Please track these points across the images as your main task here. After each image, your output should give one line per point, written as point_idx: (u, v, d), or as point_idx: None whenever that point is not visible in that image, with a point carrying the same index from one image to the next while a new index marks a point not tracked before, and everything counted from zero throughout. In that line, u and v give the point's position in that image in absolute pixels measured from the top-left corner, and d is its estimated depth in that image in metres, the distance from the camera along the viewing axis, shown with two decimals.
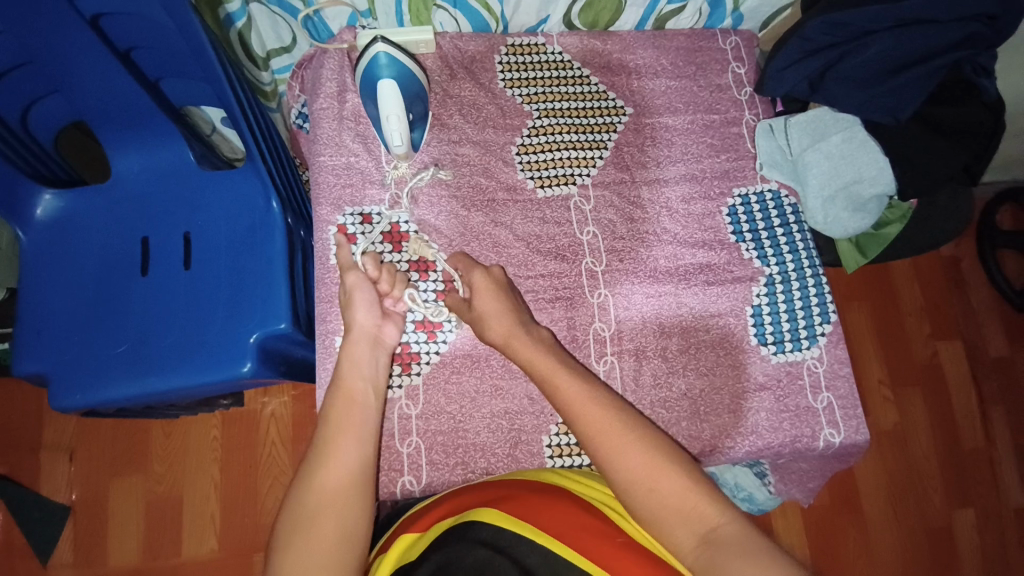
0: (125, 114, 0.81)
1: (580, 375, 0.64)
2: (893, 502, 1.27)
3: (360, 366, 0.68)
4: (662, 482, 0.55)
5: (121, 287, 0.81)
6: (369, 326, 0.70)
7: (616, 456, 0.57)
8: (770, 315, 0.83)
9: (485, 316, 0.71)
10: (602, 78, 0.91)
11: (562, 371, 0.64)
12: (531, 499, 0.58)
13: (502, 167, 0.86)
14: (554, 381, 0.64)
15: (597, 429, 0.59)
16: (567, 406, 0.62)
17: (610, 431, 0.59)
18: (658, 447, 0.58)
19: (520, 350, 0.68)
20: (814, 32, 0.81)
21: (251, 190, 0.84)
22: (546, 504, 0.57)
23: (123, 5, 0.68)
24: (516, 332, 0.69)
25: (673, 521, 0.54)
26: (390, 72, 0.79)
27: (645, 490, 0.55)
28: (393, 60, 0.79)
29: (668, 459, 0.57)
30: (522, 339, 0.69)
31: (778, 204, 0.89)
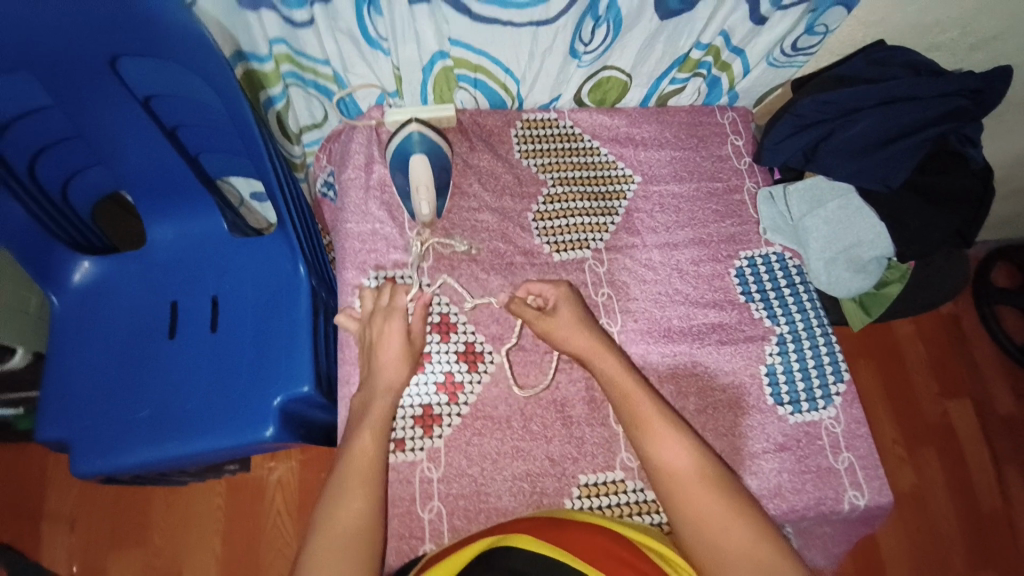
0: (163, 185, 0.85)
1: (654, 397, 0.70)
2: (917, 569, 1.23)
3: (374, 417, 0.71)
4: (730, 523, 0.60)
5: (147, 351, 0.82)
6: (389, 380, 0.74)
7: (683, 491, 0.63)
8: (784, 374, 0.85)
9: (563, 327, 0.76)
10: (611, 149, 0.97)
11: (645, 398, 0.70)
12: (560, 527, 0.58)
13: (519, 233, 0.90)
14: (631, 403, 0.70)
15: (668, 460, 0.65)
16: (642, 424, 0.68)
17: (680, 464, 0.65)
18: (730, 493, 0.63)
19: (599, 359, 0.74)
20: (806, 110, 0.90)
21: (279, 254, 0.87)
22: (575, 531, 0.58)
23: (175, 89, 0.74)
24: (598, 341, 0.75)
25: (736, 560, 0.58)
26: (421, 148, 0.86)
27: (715, 529, 0.60)
28: (425, 138, 0.86)
29: (732, 499, 0.62)
30: (602, 349, 0.74)
31: (783, 266, 0.93)
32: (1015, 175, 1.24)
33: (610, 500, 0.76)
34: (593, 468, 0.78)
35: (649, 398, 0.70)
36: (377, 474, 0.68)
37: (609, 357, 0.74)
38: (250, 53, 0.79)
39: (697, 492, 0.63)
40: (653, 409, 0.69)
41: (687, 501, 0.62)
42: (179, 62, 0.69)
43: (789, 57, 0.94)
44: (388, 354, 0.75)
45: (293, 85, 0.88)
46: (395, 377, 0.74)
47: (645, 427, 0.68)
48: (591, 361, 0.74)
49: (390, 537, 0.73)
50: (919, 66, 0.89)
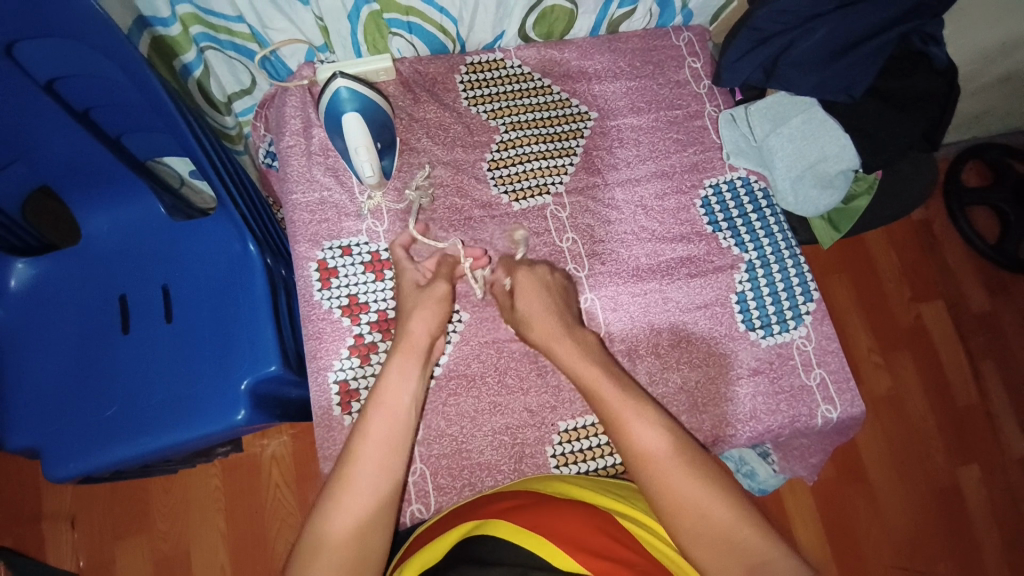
0: (89, 175, 0.80)
1: (619, 384, 0.66)
2: (898, 468, 1.28)
3: (392, 403, 0.66)
4: (710, 509, 0.57)
5: (104, 349, 0.80)
6: (418, 337, 0.71)
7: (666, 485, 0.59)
8: (754, 300, 0.84)
9: (525, 317, 0.73)
10: (563, 86, 0.92)
11: (608, 386, 0.66)
12: (539, 509, 0.58)
13: (475, 184, 0.86)
14: (602, 398, 0.65)
15: (648, 455, 0.61)
16: (606, 412, 0.65)
17: (651, 454, 0.61)
18: (708, 479, 0.59)
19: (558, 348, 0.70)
20: (761, 22, 0.85)
21: (227, 235, 0.83)
22: (556, 512, 0.58)
23: (77, 67, 0.67)
24: (556, 329, 0.71)
25: (716, 546, 0.56)
26: (353, 106, 0.80)
27: (696, 516, 0.57)
28: (355, 93, 0.80)
29: (716, 484, 0.59)
30: (561, 336, 0.71)
31: (748, 190, 0.91)
32: (982, 70, 1.20)
33: (590, 442, 0.77)
34: (572, 413, 0.78)
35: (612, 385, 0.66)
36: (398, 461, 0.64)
37: (571, 351, 0.69)
38: (153, 17, 0.73)
39: (675, 480, 0.59)
40: (626, 401, 0.64)
41: (663, 489, 0.59)
42: (73, 35, 0.62)
43: None
44: (411, 333, 0.71)
45: (210, 48, 0.81)
46: (407, 366, 0.69)
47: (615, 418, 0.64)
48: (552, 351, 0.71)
49: None
50: None
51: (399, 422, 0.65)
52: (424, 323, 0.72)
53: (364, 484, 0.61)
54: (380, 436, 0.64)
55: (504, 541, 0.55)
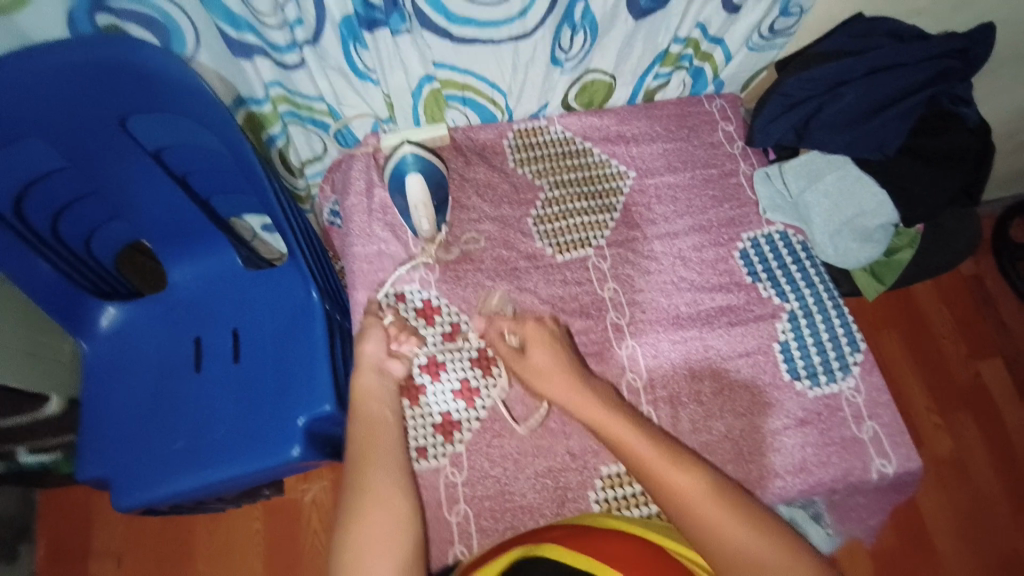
0: (180, 229, 0.90)
1: (653, 436, 0.69)
2: (971, 542, 1.17)
3: (375, 411, 0.74)
4: (766, 557, 0.59)
5: (177, 386, 0.87)
6: (375, 357, 0.78)
7: (714, 530, 0.61)
8: (798, 350, 0.83)
9: (540, 371, 0.76)
10: (602, 148, 1.00)
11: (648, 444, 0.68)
12: (586, 534, 0.59)
13: (520, 237, 0.92)
14: (637, 457, 0.67)
15: (693, 504, 0.63)
16: (643, 464, 0.67)
17: (697, 504, 0.63)
18: (756, 521, 0.62)
19: (589, 412, 0.72)
20: (791, 88, 0.92)
21: (293, 283, 0.91)
22: (602, 536, 0.59)
23: (180, 138, 0.80)
24: (582, 391, 0.73)
25: None
26: (416, 168, 0.89)
27: (753, 565, 0.58)
28: (419, 158, 0.89)
29: (767, 535, 0.60)
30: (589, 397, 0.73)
31: (787, 243, 0.92)
32: (1021, 129, 1.22)
33: (632, 490, 0.77)
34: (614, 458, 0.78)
35: (642, 433, 0.69)
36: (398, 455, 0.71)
37: (601, 409, 0.72)
38: (249, 97, 0.85)
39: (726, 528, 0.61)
40: (660, 452, 0.67)
41: (716, 539, 0.60)
42: (181, 112, 0.74)
43: (769, 39, 0.95)
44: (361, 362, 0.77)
45: (292, 123, 0.92)
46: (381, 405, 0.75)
47: (656, 475, 0.65)
48: (582, 415, 0.72)
49: None
50: (900, 34, 0.91)
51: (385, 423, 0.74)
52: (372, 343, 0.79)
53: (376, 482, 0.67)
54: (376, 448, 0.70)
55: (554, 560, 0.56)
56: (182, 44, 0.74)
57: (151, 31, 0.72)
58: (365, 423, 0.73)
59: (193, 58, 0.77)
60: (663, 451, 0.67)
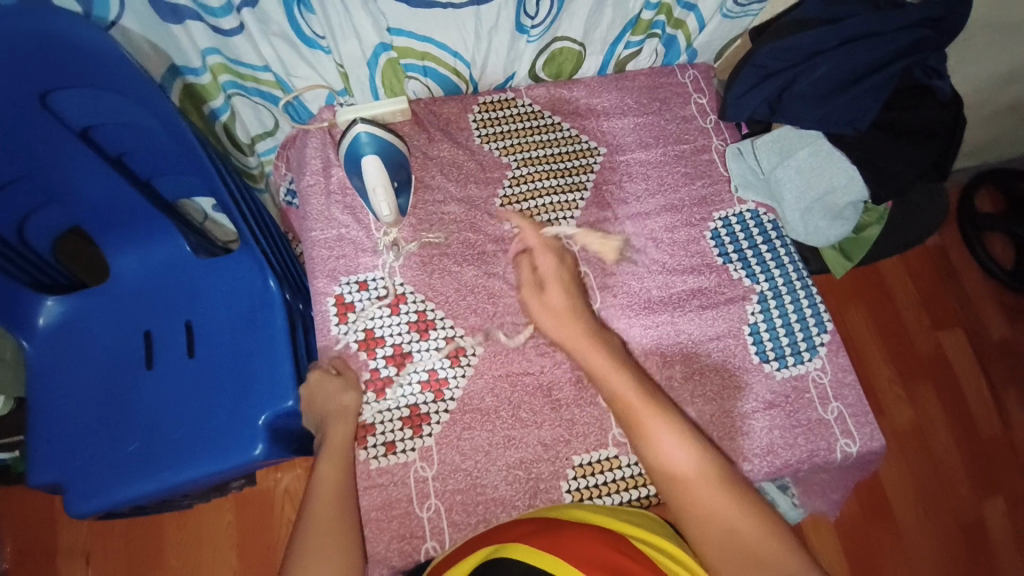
0: (118, 215, 0.83)
1: (647, 389, 0.69)
2: (924, 504, 1.25)
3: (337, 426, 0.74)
4: (738, 523, 0.59)
5: (128, 384, 0.82)
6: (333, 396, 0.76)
7: (689, 495, 0.61)
8: (767, 332, 0.84)
9: (555, 309, 0.77)
10: (572, 123, 0.95)
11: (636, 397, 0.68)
12: (552, 532, 0.58)
13: (487, 220, 0.88)
14: (625, 405, 0.68)
15: (671, 467, 0.63)
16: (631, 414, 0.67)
17: (675, 461, 0.63)
18: (735, 489, 0.61)
19: (586, 354, 0.73)
20: (765, 58, 0.89)
21: (248, 271, 0.86)
22: (568, 535, 0.58)
23: (111, 117, 0.71)
24: (584, 334, 0.74)
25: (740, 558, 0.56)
26: (373, 149, 0.84)
27: (724, 530, 0.58)
28: (375, 137, 0.84)
29: (745, 502, 0.60)
30: (589, 339, 0.73)
31: (758, 222, 0.91)
32: (987, 98, 1.22)
33: (605, 477, 0.77)
34: (586, 447, 0.78)
35: (634, 385, 0.69)
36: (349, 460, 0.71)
37: (606, 358, 0.72)
38: (184, 67, 0.77)
39: (702, 492, 0.61)
40: (654, 414, 0.66)
41: (691, 505, 0.61)
42: (108, 88, 0.66)
43: (743, 6, 0.90)
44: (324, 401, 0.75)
45: (236, 95, 0.84)
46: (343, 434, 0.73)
47: (642, 426, 0.66)
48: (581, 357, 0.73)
49: (391, 540, 0.73)
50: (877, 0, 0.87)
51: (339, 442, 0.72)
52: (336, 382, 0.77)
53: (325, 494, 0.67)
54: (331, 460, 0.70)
55: (518, 563, 0.55)
56: (104, 7, 0.66)
57: None
58: (329, 442, 0.72)
59: (118, 23, 0.68)
60: (659, 411, 0.66)
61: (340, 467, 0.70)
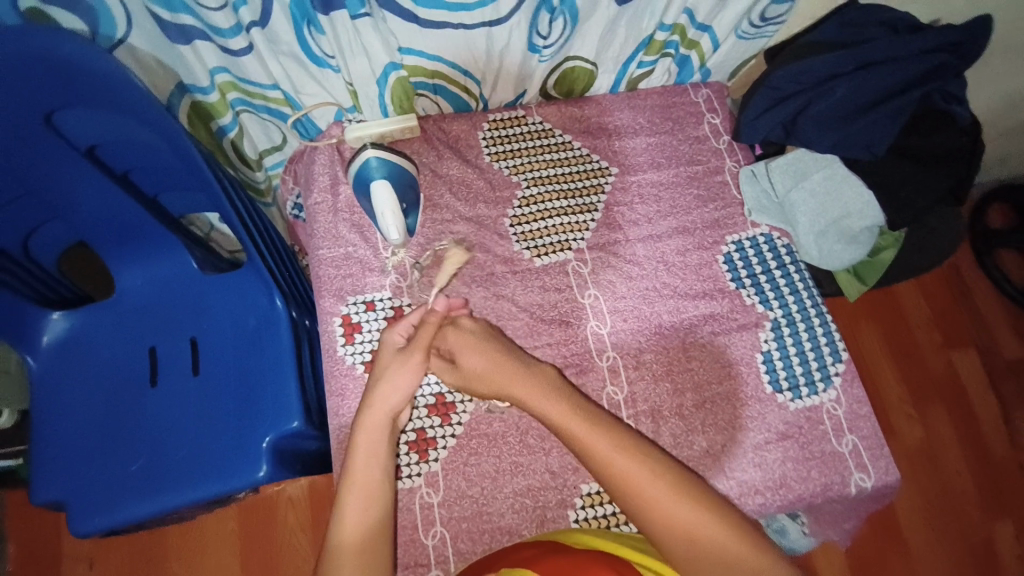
0: (122, 232, 0.81)
1: (577, 404, 0.67)
2: (935, 527, 1.22)
3: (376, 427, 0.67)
4: (694, 522, 0.58)
5: (131, 403, 0.81)
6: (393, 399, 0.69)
7: (642, 501, 0.59)
8: (781, 360, 0.82)
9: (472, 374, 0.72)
10: (584, 142, 0.94)
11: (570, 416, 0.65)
12: (559, 556, 0.55)
13: (497, 240, 0.87)
14: (561, 424, 0.65)
15: (623, 477, 0.61)
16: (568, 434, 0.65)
17: (622, 470, 0.61)
18: (682, 485, 0.60)
19: (509, 378, 0.70)
20: (780, 81, 0.87)
21: (253, 289, 0.85)
22: (575, 560, 0.55)
23: (117, 136, 0.70)
24: (503, 359, 0.71)
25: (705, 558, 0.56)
26: (382, 173, 0.82)
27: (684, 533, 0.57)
28: (384, 162, 0.82)
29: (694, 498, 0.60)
30: (508, 364, 0.71)
31: (771, 246, 0.89)
32: (1003, 118, 1.20)
33: (614, 508, 0.75)
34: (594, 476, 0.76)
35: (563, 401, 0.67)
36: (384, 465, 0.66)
37: (532, 382, 0.69)
38: (192, 86, 0.76)
39: (656, 497, 0.59)
40: (583, 422, 0.64)
41: (648, 511, 0.59)
42: (113, 107, 0.65)
43: (758, 27, 0.88)
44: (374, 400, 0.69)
45: (245, 112, 0.83)
46: (378, 439, 0.67)
47: (581, 444, 0.63)
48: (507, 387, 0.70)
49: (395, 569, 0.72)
50: (895, 23, 0.85)
51: (379, 438, 0.67)
52: (402, 386, 0.70)
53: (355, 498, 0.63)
54: (366, 463, 0.65)
55: None
56: (112, 25, 0.65)
57: (76, 13, 0.63)
58: (364, 440, 0.66)
59: (126, 41, 0.67)
60: (594, 423, 0.65)
61: (376, 469, 0.65)
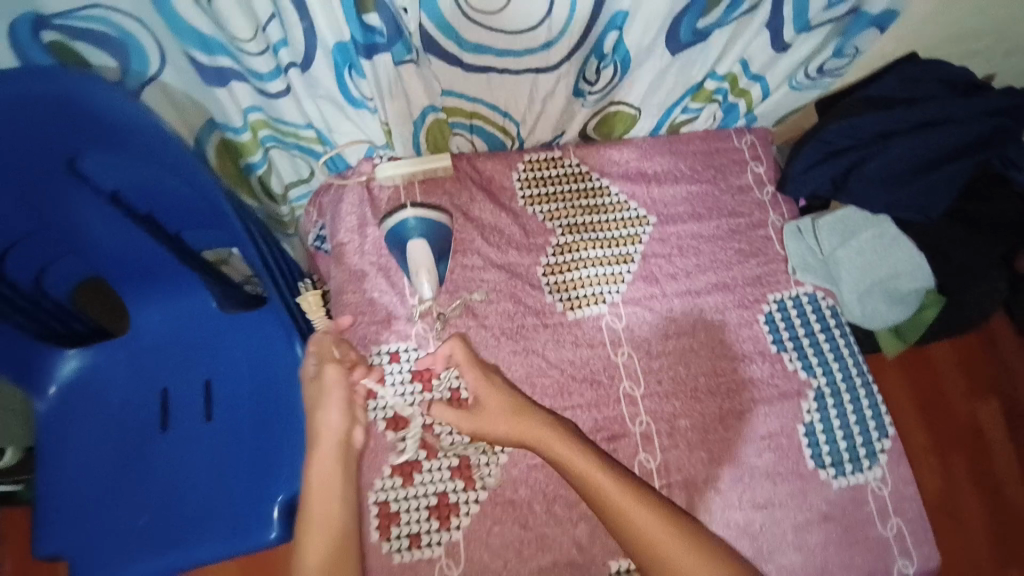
0: (141, 269, 0.79)
1: (611, 466, 0.64)
2: None
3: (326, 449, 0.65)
4: None
5: (143, 449, 0.78)
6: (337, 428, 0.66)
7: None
8: (824, 435, 0.78)
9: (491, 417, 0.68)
10: (621, 187, 0.90)
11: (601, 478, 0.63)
12: None
13: (529, 290, 0.83)
14: (591, 488, 0.63)
15: (652, 547, 0.59)
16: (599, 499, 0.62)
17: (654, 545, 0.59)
18: (712, 554, 0.60)
19: (537, 434, 0.66)
20: (833, 135, 0.83)
21: (273, 332, 0.82)
22: None
23: (141, 181, 0.67)
24: (531, 414, 0.68)
25: None
26: (419, 233, 0.77)
27: None
28: (422, 220, 0.77)
29: (725, 568, 0.59)
30: (536, 420, 0.67)
31: (816, 308, 0.85)
32: None
33: None
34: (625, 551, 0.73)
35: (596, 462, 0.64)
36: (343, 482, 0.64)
37: (563, 441, 0.66)
38: (224, 123, 0.72)
39: (690, 573, 0.58)
40: (617, 490, 0.62)
41: None
42: (140, 155, 0.63)
43: (814, 80, 0.85)
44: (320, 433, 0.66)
45: (275, 148, 0.80)
46: (331, 462, 0.65)
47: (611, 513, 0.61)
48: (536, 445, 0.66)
49: None
50: (954, 83, 0.82)
51: (339, 460, 0.65)
52: (337, 414, 0.66)
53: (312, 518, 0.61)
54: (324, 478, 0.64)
55: None
56: (145, 62, 0.62)
57: (107, 51, 0.60)
58: (319, 455, 0.65)
59: (158, 77, 0.64)
60: (626, 489, 0.62)
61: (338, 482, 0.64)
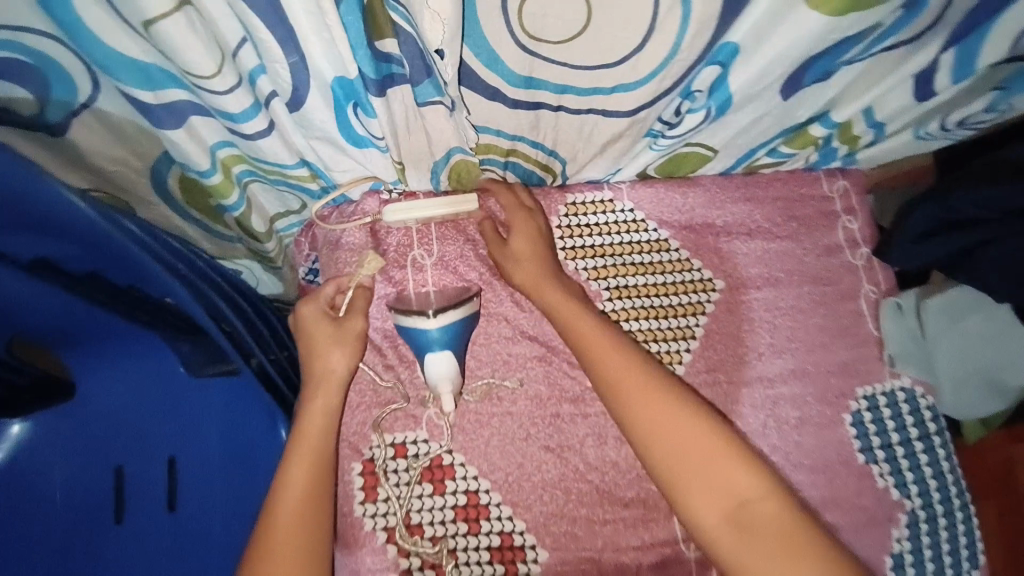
0: (83, 332, 0.64)
1: (648, 373, 0.59)
2: None
3: (321, 430, 0.59)
4: (743, 493, 0.55)
5: (91, 543, 0.66)
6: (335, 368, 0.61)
7: (694, 490, 0.55)
8: (912, 565, 0.68)
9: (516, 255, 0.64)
10: (683, 241, 0.73)
11: (636, 379, 0.58)
12: None
13: (566, 371, 0.68)
14: (628, 401, 0.58)
15: (680, 456, 0.56)
16: (632, 415, 0.58)
17: (681, 451, 0.56)
18: (744, 456, 0.56)
19: (579, 332, 0.61)
20: (962, 201, 0.65)
21: (246, 410, 0.68)
22: None
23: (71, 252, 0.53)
24: (578, 305, 0.62)
25: (757, 540, 0.53)
26: (443, 341, 0.61)
27: (734, 509, 0.54)
28: (446, 326, 0.61)
29: (749, 467, 0.56)
30: (581, 315, 0.62)
31: (913, 407, 0.71)
32: None
33: None
34: None
35: (641, 368, 0.59)
36: (327, 482, 0.57)
37: (604, 335, 0.60)
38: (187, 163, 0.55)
39: (715, 479, 0.55)
40: (647, 387, 0.58)
41: (704, 490, 0.55)
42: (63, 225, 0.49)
43: (946, 131, 0.68)
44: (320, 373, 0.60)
45: (256, 183, 0.61)
46: (327, 432, 0.59)
47: (636, 416, 0.58)
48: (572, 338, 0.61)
49: None
50: None
51: (325, 454, 0.58)
52: (342, 358, 0.61)
53: (295, 495, 0.56)
54: (310, 465, 0.57)
55: None
56: (71, 88, 0.46)
57: (16, 82, 0.45)
58: (307, 438, 0.58)
59: (91, 105, 0.48)
60: (660, 392, 0.58)
61: (318, 480, 0.57)
